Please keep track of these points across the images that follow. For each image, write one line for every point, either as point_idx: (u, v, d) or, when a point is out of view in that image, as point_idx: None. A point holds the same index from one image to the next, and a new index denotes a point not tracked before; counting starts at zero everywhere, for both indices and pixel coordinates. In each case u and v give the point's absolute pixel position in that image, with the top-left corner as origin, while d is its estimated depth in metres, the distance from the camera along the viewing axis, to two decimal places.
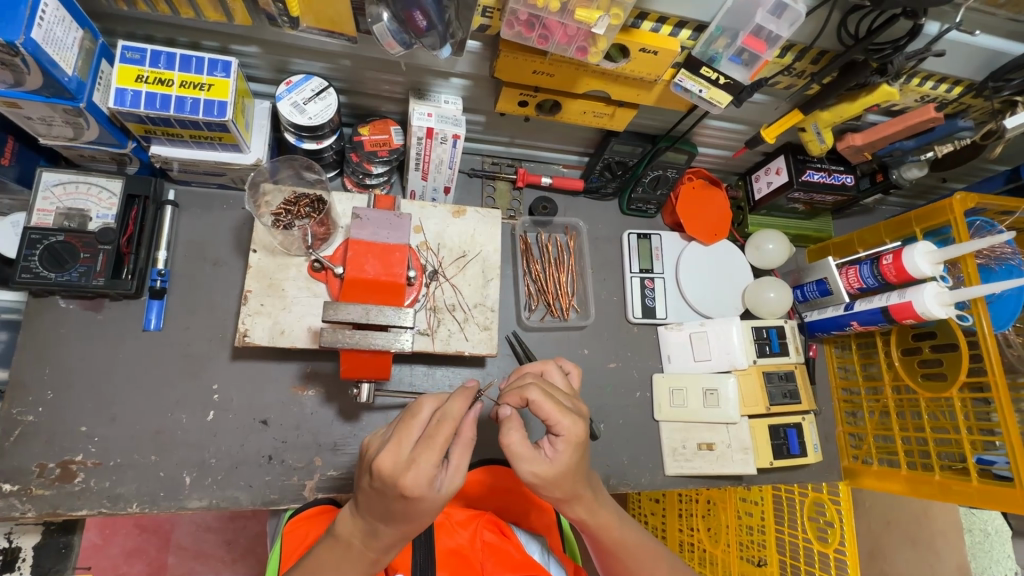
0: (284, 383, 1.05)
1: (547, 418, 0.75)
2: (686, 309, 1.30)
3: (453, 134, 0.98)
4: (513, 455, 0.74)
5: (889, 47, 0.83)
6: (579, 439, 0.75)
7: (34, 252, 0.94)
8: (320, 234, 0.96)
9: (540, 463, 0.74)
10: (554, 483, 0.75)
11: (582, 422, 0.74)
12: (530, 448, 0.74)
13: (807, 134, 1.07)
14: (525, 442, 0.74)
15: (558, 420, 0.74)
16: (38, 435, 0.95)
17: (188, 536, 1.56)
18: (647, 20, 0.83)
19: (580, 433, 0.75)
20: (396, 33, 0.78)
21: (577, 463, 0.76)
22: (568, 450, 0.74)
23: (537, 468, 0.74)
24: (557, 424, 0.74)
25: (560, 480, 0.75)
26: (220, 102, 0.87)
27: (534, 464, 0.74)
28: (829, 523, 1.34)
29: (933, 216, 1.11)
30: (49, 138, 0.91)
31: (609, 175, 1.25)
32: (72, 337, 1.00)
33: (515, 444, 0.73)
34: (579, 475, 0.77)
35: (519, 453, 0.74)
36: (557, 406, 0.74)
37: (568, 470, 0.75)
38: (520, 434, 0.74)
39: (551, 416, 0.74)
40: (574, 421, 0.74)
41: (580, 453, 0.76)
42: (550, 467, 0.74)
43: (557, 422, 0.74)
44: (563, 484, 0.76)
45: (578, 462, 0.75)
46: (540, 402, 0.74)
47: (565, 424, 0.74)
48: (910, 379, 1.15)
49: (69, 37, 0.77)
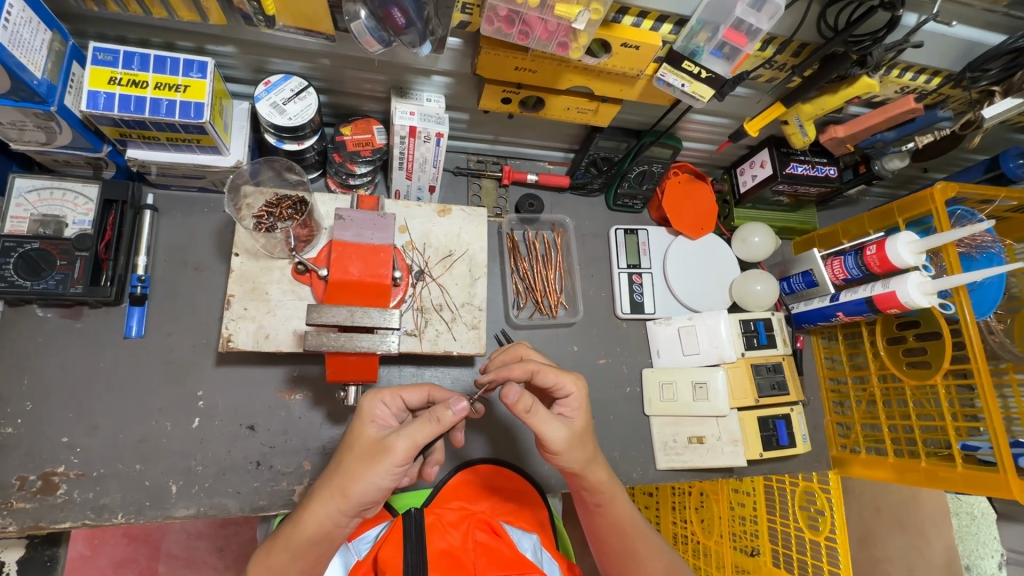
0: (270, 388, 1.04)
1: (554, 385, 0.81)
2: (674, 303, 1.30)
3: (436, 133, 0.98)
4: (536, 426, 0.75)
5: (868, 39, 0.83)
6: (586, 397, 0.82)
7: (8, 260, 0.91)
8: (303, 236, 0.96)
9: (563, 424, 0.77)
10: (577, 444, 0.79)
11: (585, 383, 0.82)
12: (549, 415, 0.77)
13: (790, 126, 1.07)
14: (545, 412, 0.76)
15: (564, 384, 0.81)
16: (17, 448, 0.93)
17: (179, 545, 1.55)
18: (628, 15, 0.83)
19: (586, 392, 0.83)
20: (374, 31, 0.77)
21: (588, 424, 0.82)
22: (581, 406, 0.81)
23: (560, 433, 0.77)
24: (563, 386, 0.81)
25: (582, 438, 0.80)
26: (197, 103, 0.85)
27: (558, 427, 0.77)
28: (820, 512, 1.37)
29: (915, 205, 1.12)
30: (21, 143, 0.88)
31: (595, 171, 1.25)
32: (50, 346, 0.98)
33: (538, 413, 0.75)
34: (594, 435, 0.83)
35: (541, 422, 0.76)
36: (557, 370, 0.81)
37: (583, 432, 0.80)
38: (539, 407, 0.76)
39: (556, 382, 0.81)
40: (576, 383, 0.82)
41: (588, 411, 0.83)
42: (570, 427, 0.78)
43: (561, 385, 0.81)
44: (585, 446, 0.80)
45: (588, 419, 0.83)
46: (543, 369, 0.81)
47: (572, 384, 0.81)
48: (896, 367, 1.16)
49: (37, 39, 0.75)
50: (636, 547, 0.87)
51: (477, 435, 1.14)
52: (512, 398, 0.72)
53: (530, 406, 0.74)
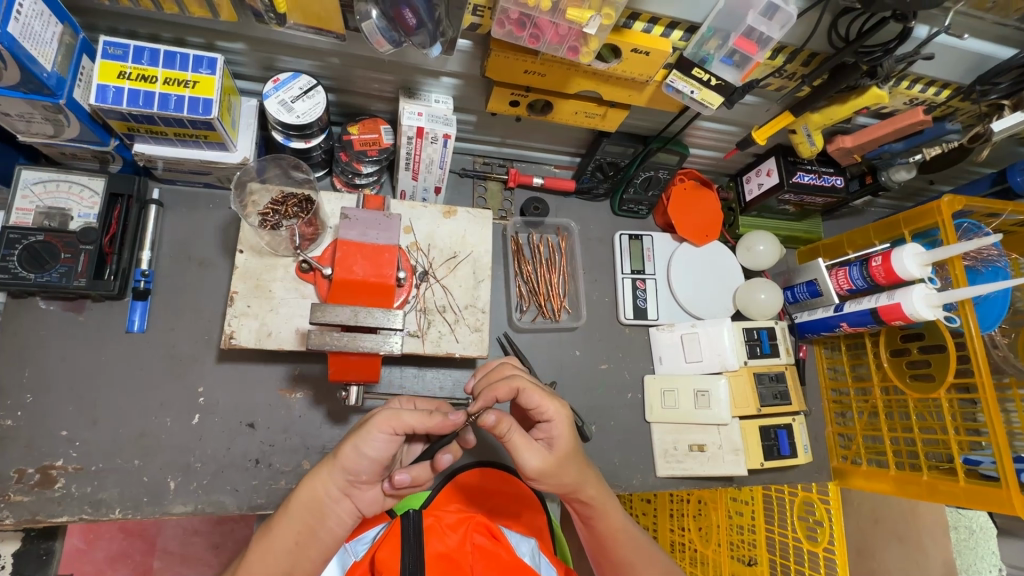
0: (272, 386, 1.03)
1: (537, 406, 0.80)
2: (677, 310, 1.30)
3: (444, 134, 0.97)
4: (512, 451, 0.76)
5: (879, 50, 0.83)
6: (568, 422, 0.80)
7: (13, 251, 0.92)
8: (308, 234, 0.95)
9: (538, 451, 0.77)
10: (558, 469, 0.79)
11: (568, 408, 0.80)
12: (527, 440, 0.77)
13: (797, 136, 1.06)
14: (524, 436, 0.76)
15: (546, 407, 0.79)
16: (17, 440, 0.93)
17: (175, 541, 1.55)
18: (639, 21, 0.82)
19: (568, 417, 0.81)
20: (385, 31, 0.77)
21: (572, 449, 0.80)
22: (563, 434, 0.79)
23: (535, 458, 0.76)
24: (545, 410, 0.80)
25: (560, 466, 0.79)
26: (205, 99, 0.85)
27: (534, 454, 0.76)
28: (818, 522, 1.36)
29: (921, 217, 1.12)
30: (29, 135, 0.89)
31: (601, 175, 1.24)
32: (52, 339, 0.97)
33: (515, 437, 0.75)
34: (578, 461, 0.81)
35: (518, 447, 0.76)
36: (545, 394, 0.80)
37: (565, 455, 0.79)
38: (516, 431, 0.75)
39: (537, 404, 0.80)
40: (559, 408, 0.80)
41: (573, 437, 0.81)
42: (549, 454, 0.78)
43: (543, 408, 0.80)
44: (565, 473, 0.79)
45: (573, 446, 0.80)
46: (526, 390, 0.79)
47: (553, 409, 0.79)
48: (899, 380, 1.16)
49: (47, 31, 0.75)
50: (632, 559, 0.87)
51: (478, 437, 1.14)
52: (489, 423, 0.73)
53: (509, 428, 0.74)
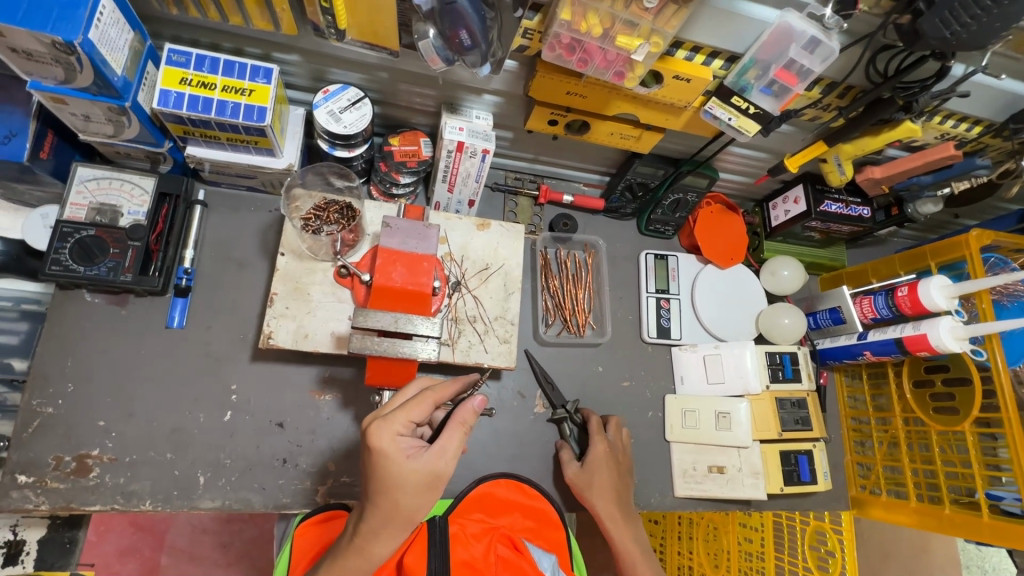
0: (302, 387, 1.05)
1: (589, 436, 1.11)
2: (699, 330, 1.31)
3: (483, 149, 1.00)
4: (561, 462, 1.11)
5: (917, 86, 0.85)
6: (604, 455, 1.07)
7: (65, 244, 0.95)
8: (348, 241, 0.98)
9: (576, 463, 1.09)
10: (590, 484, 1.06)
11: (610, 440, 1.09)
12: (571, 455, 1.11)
13: (828, 164, 1.09)
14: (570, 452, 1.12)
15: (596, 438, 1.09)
16: (56, 427, 0.95)
17: (184, 538, 1.56)
18: (682, 49, 0.85)
19: (607, 450, 1.08)
20: (440, 50, 0.81)
21: (606, 477, 1.06)
22: (599, 463, 1.06)
23: (574, 468, 1.08)
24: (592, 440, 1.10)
25: (592, 487, 1.05)
26: (260, 107, 0.89)
27: (573, 463, 1.09)
28: (830, 553, 1.34)
29: (947, 250, 1.13)
30: (88, 134, 0.92)
31: (630, 196, 1.27)
32: (95, 331, 1.00)
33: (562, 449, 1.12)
34: (609, 492, 1.05)
35: (564, 458, 1.11)
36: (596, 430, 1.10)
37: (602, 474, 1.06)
38: (565, 450, 1.12)
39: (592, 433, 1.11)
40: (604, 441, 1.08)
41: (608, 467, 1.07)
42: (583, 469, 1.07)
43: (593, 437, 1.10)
44: (595, 495, 1.05)
45: (606, 475, 1.06)
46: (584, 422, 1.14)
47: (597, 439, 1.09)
48: (921, 412, 1.16)
49: (121, 38, 0.79)
50: None
51: (499, 448, 1.15)
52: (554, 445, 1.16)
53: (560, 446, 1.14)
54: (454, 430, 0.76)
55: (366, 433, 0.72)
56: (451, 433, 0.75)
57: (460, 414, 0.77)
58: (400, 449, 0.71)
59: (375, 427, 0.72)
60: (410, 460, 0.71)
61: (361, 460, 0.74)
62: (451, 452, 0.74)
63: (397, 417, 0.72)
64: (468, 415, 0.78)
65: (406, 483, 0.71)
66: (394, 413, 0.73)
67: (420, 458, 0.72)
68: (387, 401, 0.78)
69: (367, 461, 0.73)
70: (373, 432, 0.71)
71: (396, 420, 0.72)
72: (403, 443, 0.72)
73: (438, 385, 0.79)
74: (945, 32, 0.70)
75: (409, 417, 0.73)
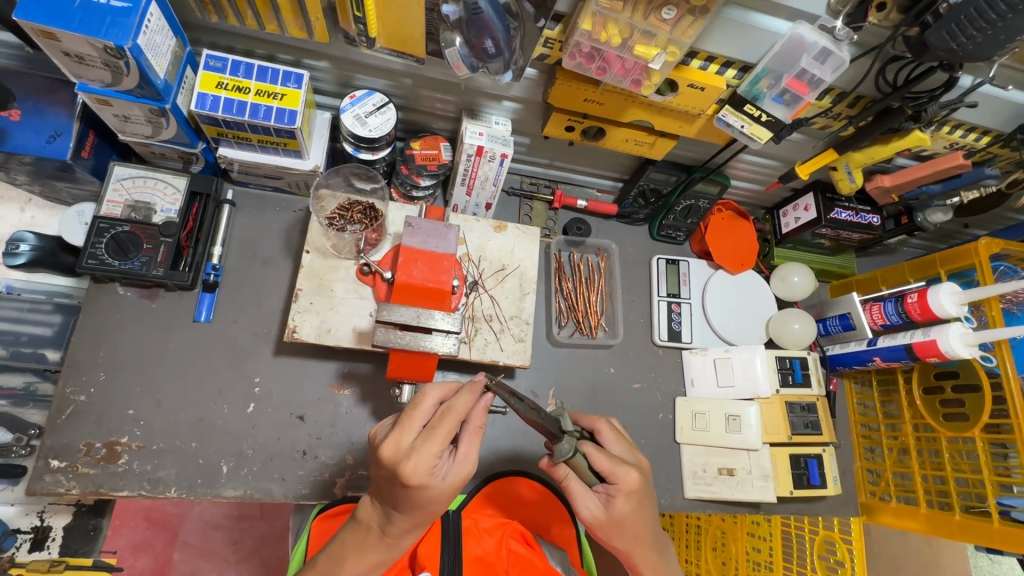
0: (322, 381, 1.08)
1: (609, 470, 0.83)
2: (710, 335, 1.33)
3: (501, 153, 1.04)
4: (571, 496, 0.84)
5: (925, 96, 0.88)
6: (634, 490, 0.83)
7: (101, 240, 0.99)
8: (371, 240, 1.02)
9: (594, 501, 0.83)
10: (615, 525, 0.84)
11: (638, 473, 0.83)
12: (585, 488, 0.84)
13: (838, 173, 1.11)
14: (581, 484, 0.84)
15: (618, 471, 0.83)
16: (88, 415, 0.99)
17: (197, 534, 1.58)
18: (696, 58, 0.88)
19: (637, 485, 0.83)
20: (465, 57, 0.84)
21: (635, 512, 0.84)
22: (625, 499, 0.83)
23: (593, 508, 0.83)
24: (614, 475, 0.83)
25: (618, 522, 0.84)
26: (291, 111, 0.93)
27: (589, 502, 0.84)
28: (841, 562, 1.33)
29: (957, 258, 1.15)
30: (127, 134, 0.97)
31: (642, 202, 1.30)
32: (127, 323, 1.04)
33: (573, 485, 0.84)
34: (639, 522, 0.85)
35: (575, 493, 0.84)
36: (611, 461, 0.83)
37: (627, 512, 0.84)
38: (575, 480, 0.84)
39: (610, 468, 0.83)
40: (633, 473, 0.83)
41: (638, 502, 0.84)
42: (608, 507, 0.83)
43: (614, 472, 0.82)
44: (621, 527, 0.84)
45: (634, 510, 0.84)
46: (596, 455, 0.83)
47: (623, 474, 0.82)
48: (930, 418, 1.17)
49: (165, 44, 0.84)
50: None
51: (512, 446, 1.17)
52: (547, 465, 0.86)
53: (567, 474, 0.85)
54: (473, 435, 0.79)
55: (400, 470, 0.73)
56: (471, 441, 0.79)
57: (475, 416, 0.80)
58: (434, 475, 0.74)
59: (408, 463, 0.73)
60: (444, 480, 0.75)
61: (389, 482, 0.75)
62: (473, 458, 0.78)
63: (428, 447, 0.73)
64: (481, 418, 0.80)
65: (439, 498, 0.76)
66: (421, 441, 0.74)
67: (448, 473, 0.76)
68: (403, 419, 0.77)
69: (399, 487, 0.74)
70: (409, 467, 0.72)
71: (428, 450, 0.73)
72: (435, 469, 0.74)
73: (454, 398, 0.78)
74: (951, 43, 0.73)
75: (438, 443, 0.74)
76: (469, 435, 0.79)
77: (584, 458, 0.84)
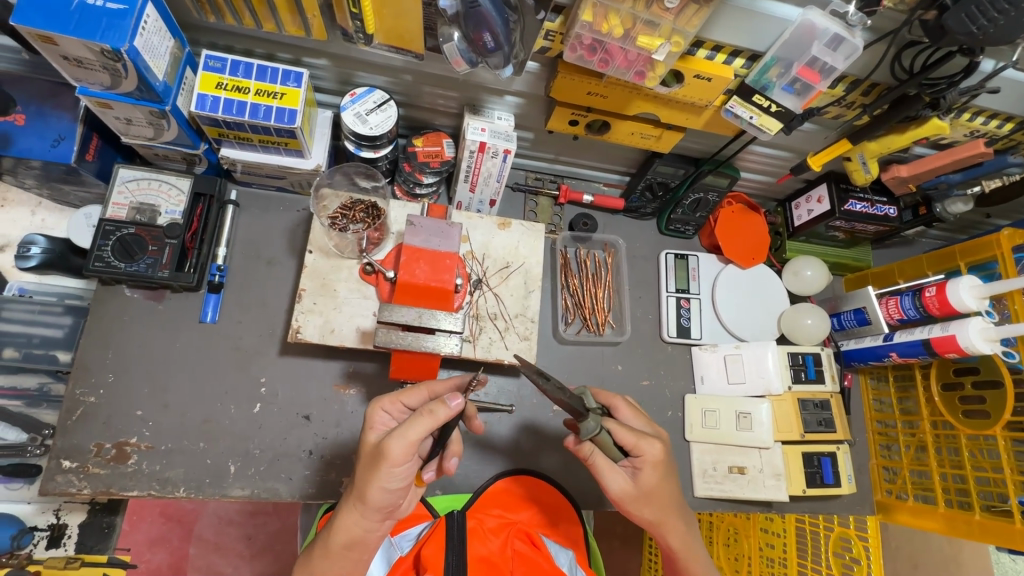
0: (327, 381, 1.08)
1: (633, 443, 0.82)
2: (721, 331, 1.30)
3: (504, 149, 1.02)
4: (597, 473, 0.83)
5: (944, 82, 0.84)
6: (659, 459, 0.82)
7: (107, 242, 1.00)
8: (373, 238, 1.01)
9: (621, 475, 0.82)
10: (644, 498, 0.83)
11: (661, 443, 0.83)
12: (611, 464, 0.83)
13: (852, 163, 1.07)
14: (607, 460, 0.83)
15: (641, 444, 0.82)
16: (97, 416, 1.00)
17: (211, 529, 1.60)
18: (703, 48, 0.85)
19: (661, 455, 0.83)
20: (464, 52, 0.83)
21: (662, 483, 0.83)
22: (652, 470, 0.82)
23: (621, 483, 0.82)
24: (638, 448, 0.82)
25: (647, 495, 0.83)
26: (291, 110, 0.92)
27: (617, 478, 0.82)
28: (856, 560, 1.28)
29: (979, 249, 1.12)
30: (130, 136, 0.97)
31: (650, 195, 1.27)
32: (134, 325, 1.05)
33: (598, 461, 0.82)
34: (667, 493, 0.84)
35: (602, 469, 0.82)
36: (633, 434, 0.82)
37: (655, 484, 0.83)
38: (599, 455, 0.83)
39: (634, 441, 0.82)
40: (656, 443, 0.83)
41: (663, 471, 0.83)
42: (636, 481, 0.83)
43: (638, 446, 0.82)
44: (651, 500, 0.83)
45: (661, 481, 0.83)
46: (619, 430, 0.82)
47: (648, 446, 0.82)
48: (950, 415, 1.13)
49: (162, 45, 0.83)
50: None
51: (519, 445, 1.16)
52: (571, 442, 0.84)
53: (591, 451, 0.83)
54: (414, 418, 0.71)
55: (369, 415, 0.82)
56: (412, 419, 0.71)
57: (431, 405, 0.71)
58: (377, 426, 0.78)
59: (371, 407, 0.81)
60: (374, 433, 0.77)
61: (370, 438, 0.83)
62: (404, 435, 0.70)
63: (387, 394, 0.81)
64: (434, 406, 0.71)
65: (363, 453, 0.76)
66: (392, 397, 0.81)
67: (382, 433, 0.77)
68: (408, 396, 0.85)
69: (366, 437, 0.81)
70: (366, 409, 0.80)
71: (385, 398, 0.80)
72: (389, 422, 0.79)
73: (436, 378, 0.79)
74: (972, 26, 0.69)
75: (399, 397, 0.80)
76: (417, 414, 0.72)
77: (607, 435, 0.83)
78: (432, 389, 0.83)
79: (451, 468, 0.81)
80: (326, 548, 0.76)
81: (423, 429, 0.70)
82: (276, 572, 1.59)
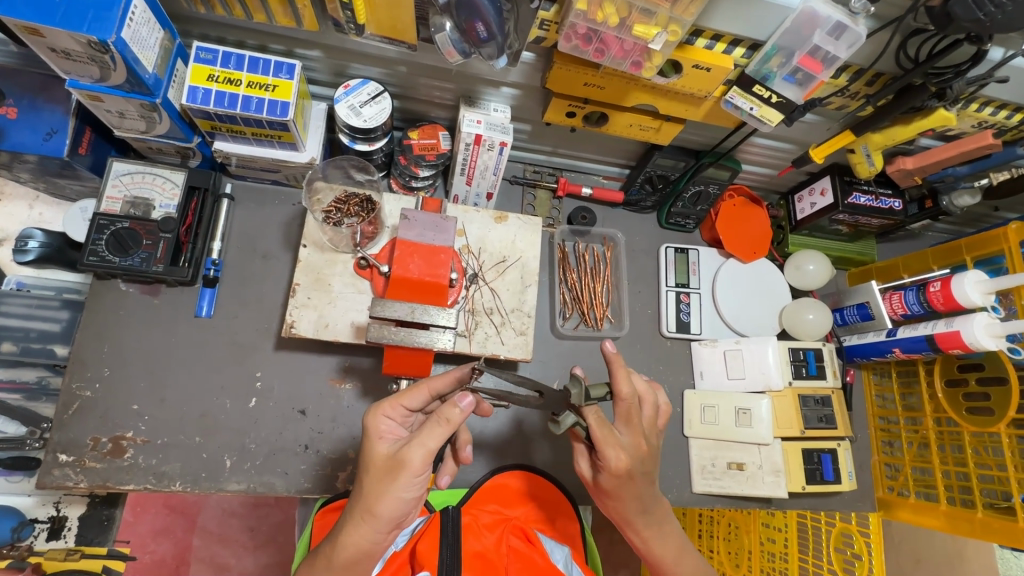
0: (323, 375, 1.08)
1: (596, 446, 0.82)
2: (721, 326, 1.29)
3: (501, 142, 1.00)
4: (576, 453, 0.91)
5: (950, 71, 0.81)
6: (618, 467, 0.81)
7: (101, 236, 0.99)
8: (368, 232, 1.01)
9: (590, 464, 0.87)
10: (602, 489, 0.87)
11: (619, 454, 0.80)
12: (585, 449, 0.89)
13: (856, 155, 1.05)
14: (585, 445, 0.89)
15: (602, 450, 0.80)
16: (94, 410, 1.00)
17: (214, 521, 1.62)
18: (702, 37, 0.83)
19: (619, 464, 0.81)
20: (456, 42, 0.81)
21: (620, 485, 0.83)
22: (608, 472, 0.82)
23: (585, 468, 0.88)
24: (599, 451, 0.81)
25: (605, 488, 0.86)
26: (283, 102, 0.91)
27: (584, 462, 0.88)
28: (857, 556, 1.26)
29: (986, 243, 1.09)
30: (123, 130, 0.96)
31: (650, 188, 1.25)
32: (130, 319, 1.05)
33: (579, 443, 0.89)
34: (626, 494, 0.84)
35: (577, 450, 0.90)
36: (598, 438, 0.81)
37: (614, 484, 0.84)
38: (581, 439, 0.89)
39: (597, 444, 0.81)
40: (617, 451, 0.80)
41: (624, 476, 0.82)
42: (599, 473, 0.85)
43: (600, 450, 0.81)
44: (609, 493, 0.86)
45: (619, 484, 0.83)
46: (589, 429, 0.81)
47: (606, 453, 0.80)
48: (953, 412, 1.12)
49: (152, 37, 0.82)
50: None
51: (516, 441, 1.15)
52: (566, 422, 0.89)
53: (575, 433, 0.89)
54: (432, 424, 0.73)
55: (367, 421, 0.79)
56: (430, 427, 0.72)
57: (446, 411, 0.73)
58: (380, 435, 0.76)
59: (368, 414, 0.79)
60: (379, 443, 0.75)
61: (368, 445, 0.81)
62: (422, 443, 0.72)
63: (386, 401, 0.79)
64: (451, 412, 0.73)
65: (370, 465, 0.74)
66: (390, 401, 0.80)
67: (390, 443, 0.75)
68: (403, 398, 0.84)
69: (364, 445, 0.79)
70: (365, 417, 0.78)
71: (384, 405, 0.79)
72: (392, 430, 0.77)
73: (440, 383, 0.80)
74: (979, 12, 0.67)
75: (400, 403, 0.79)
76: (433, 422, 0.73)
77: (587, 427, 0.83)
78: (432, 389, 0.81)
79: (468, 457, 0.94)
80: (328, 563, 0.73)
81: (441, 436, 0.72)
82: (278, 563, 1.60)
